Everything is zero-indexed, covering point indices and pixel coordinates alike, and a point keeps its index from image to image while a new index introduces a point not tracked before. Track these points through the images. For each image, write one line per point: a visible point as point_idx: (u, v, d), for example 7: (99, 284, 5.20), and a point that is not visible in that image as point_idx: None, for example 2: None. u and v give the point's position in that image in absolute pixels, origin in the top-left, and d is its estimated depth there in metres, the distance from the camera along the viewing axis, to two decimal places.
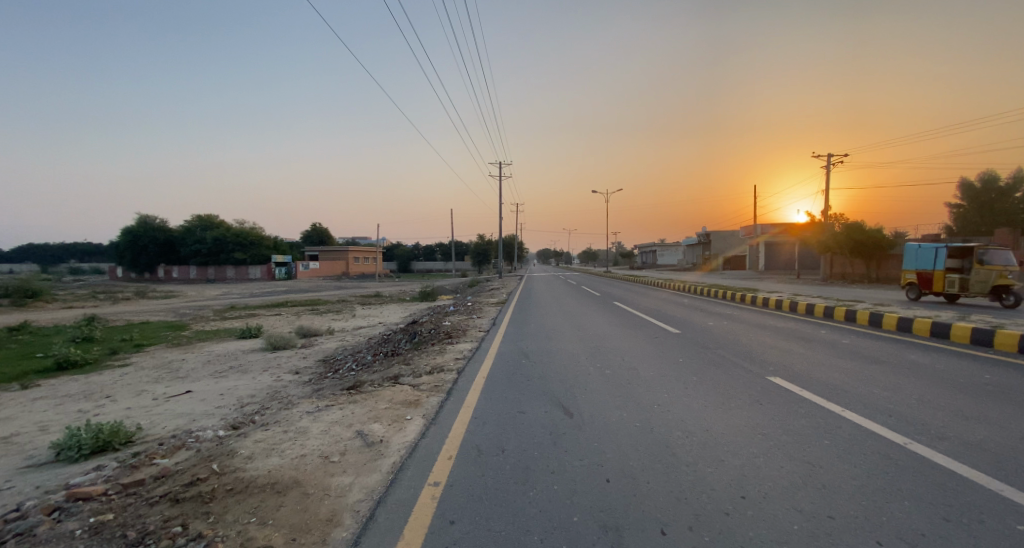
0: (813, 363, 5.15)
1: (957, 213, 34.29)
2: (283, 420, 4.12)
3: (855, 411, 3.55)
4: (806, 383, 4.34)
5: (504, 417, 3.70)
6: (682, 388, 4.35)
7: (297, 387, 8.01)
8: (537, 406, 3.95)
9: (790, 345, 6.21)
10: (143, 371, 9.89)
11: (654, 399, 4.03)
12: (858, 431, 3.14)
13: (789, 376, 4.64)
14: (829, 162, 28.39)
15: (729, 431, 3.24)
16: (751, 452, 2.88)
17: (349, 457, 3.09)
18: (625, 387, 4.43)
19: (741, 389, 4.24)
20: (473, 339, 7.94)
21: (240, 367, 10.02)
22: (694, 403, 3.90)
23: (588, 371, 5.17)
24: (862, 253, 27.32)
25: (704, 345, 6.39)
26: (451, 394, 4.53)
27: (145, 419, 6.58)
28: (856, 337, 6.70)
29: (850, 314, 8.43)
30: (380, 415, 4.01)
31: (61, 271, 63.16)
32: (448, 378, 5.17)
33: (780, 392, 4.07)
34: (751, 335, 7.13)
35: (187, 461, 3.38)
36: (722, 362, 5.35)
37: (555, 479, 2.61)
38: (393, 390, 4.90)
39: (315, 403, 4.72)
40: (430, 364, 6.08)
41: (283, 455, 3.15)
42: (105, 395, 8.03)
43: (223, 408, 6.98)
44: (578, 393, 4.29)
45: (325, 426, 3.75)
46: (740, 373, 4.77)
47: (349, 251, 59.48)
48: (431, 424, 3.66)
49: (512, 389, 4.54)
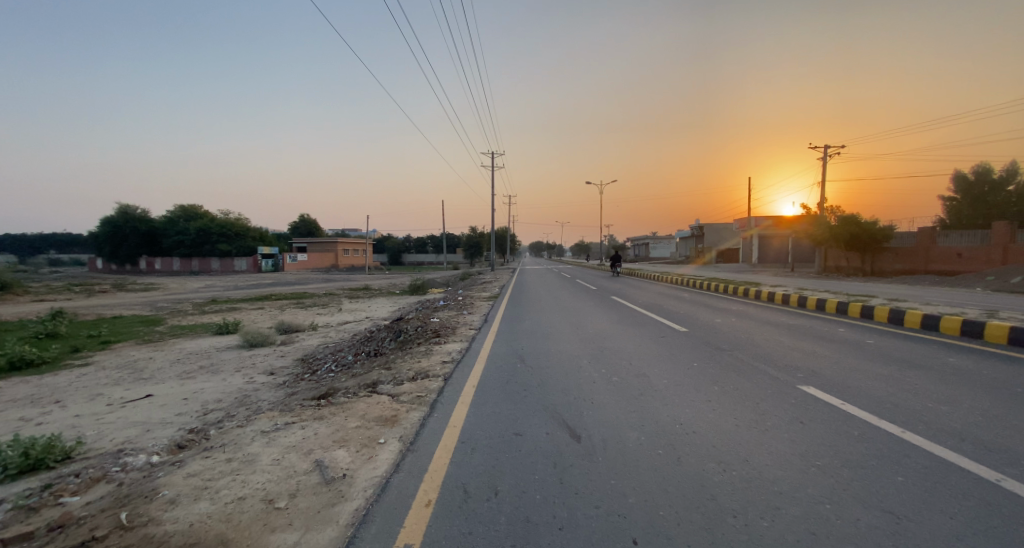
0: (846, 369, 4.58)
1: (951, 206, 34.42)
2: (231, 442, 3.42)
3: (919, 433, 2.98)
4: (847, 396, 3.76)
5: (497, 441, 3.06)
6: (704, 401, 3.74)
7: (268, 391, 7.26)
8: (537, 426, 3.31)
9: (811, 345, 5.68)
10: (104, 371, 9.06)
11: (674, 415, 3.43)
12: (934, 463, 2.56)
13: (824, 385, 4.06)
14: (825, 155, 28.38)
15: (774, 462, 2.64)
16: (812, 495, 2.28)
17: (300, 501, 2.42)
18: (637, 400, 3.81)
19: (772, 402, 3.65)
20: (462, 338, 7.29)
21: (211, 367, 9.25)
22: (723, 421, 3.28)
23: (592, 379, 4.55)
24: (856, 246, 27.26)
25: (716, 346, 5.81)
26: (435, 408, 3.88)
27: (94, 429, 5.82)
28: (879, 336, 6.18)
29: (867, 311, 7.89)
30: (348, 437, 3.32)
31: (39, 262, 61.36)
32: (432, 387, 4.51)
33: (820, 408, 3.48)
34: (765, 334, 6.58)
35: (98, 503, 2.67)
36: (740, 366, 4.78)
37: (564, 540, 1.97)
38: (369, 402, 4.22)
39: (276, 417, 4.02)
40: (414, 368, 5.43)
41: (215, 499, 2.46)
42: (54, 399, 7.22)
43: (184, 416, 6.24)
44: (584, 407, 3.68)
45: (279, 453, 3.06)
46: (765, 382, 4.18)
47: (338, 242, 58.14)
48: (409, 452, 3.00)
49: (509, 401, 3.93)
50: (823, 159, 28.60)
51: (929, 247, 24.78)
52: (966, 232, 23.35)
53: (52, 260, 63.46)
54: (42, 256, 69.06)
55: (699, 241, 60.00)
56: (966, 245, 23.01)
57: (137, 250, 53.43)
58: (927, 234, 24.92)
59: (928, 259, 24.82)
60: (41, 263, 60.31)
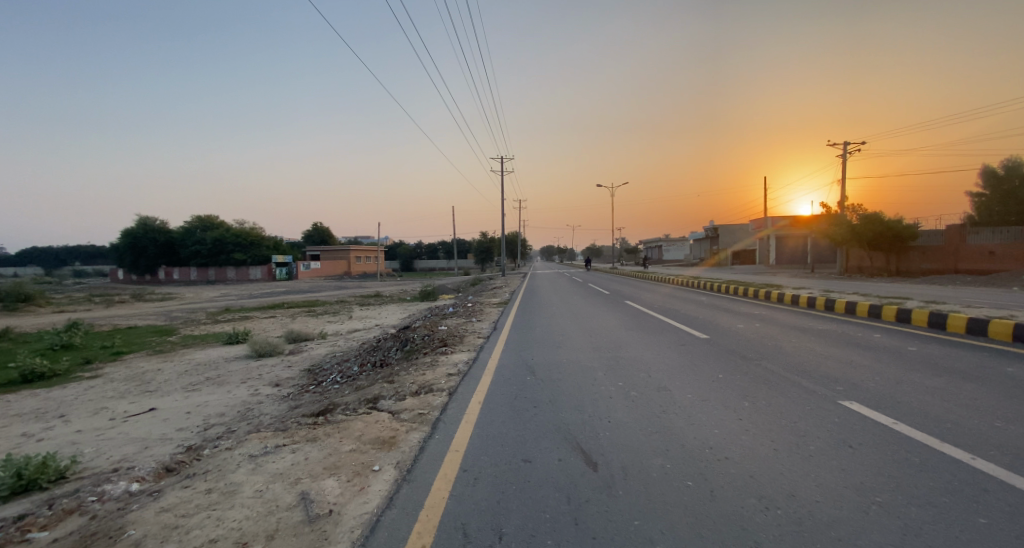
0: (892, 381, 4.13)
1: (979, 202, 33.04)
2: (216, 468, 3.16)
3: (992, 460, 2.56)
4: (897, 413, 3.34)
5: (503, 470, 2.73)
6: (736, 421, 3.34)
7: (272, 404, 7.03)
8: (548, 451, 2.97)
9: (845, 354, 5.24)
10: (111, 383, 8.99)
11: (702, 437, 3.06)
12: (1019, 500, 2.15)
13: (869, 400, 3.63)
14: (845, 152, 27.41)
15: (826, 498, 2.26)
16: (877, 542, 1.90)
17: (278, 544, 2.13)
18: (660, 419, 3.45)
19: (813, 421, 3.24)
20: (470, 348, 6.98)
21: (217, 379, 9.10)
22: (759, 446, 2.89)
23: (609, 393, 4.19)
24: (880, 245, 26.27)
25: (742, 356, 5.39)
26: (438, 428, 3.56)
27: (92, 446, 5.65)
28: (921, 342, 5.68)
29: (904, 315, 7.36)
30: (341, 463, 3.02)
31: (66, 273, 63.41)
32: (436, 404, 4.20)
33: (868, 429, 3.07)
34: (794, 341, 6.12)
35: (63, 542, 2.42)
36: (772, 378, 4.36)
37: None
38: (367, 421, 3.92)
39: (269, 438, 3.76)
40: (418, 382, 5.12)
41: (183, 542, 2.18)
42: (58, 414, 7.10)
43: (185, 432, 6.05)
44: (601, 428, 3.32)
45: (263, 483, 2.78)
46: (802, 397, 3.77)
47: (350, 250, 58.50)
48: (404, 482, 2.69)
49: (517, 420, 3.60)
50: (844, 157, 27.54)
51: (959, 245, 23.78)
52: (999, 229, 22.31)
53: (76, 271, 65.35)
54: (68, 267, 71.32)
55: (713, 242, 58.83)
56: (999, 243, 21.99)
57: (156, 260, 54.61)
58: (956, 231, 23.91)
59: (958, 258, 23.83)
60: (64, 274, 61.94)
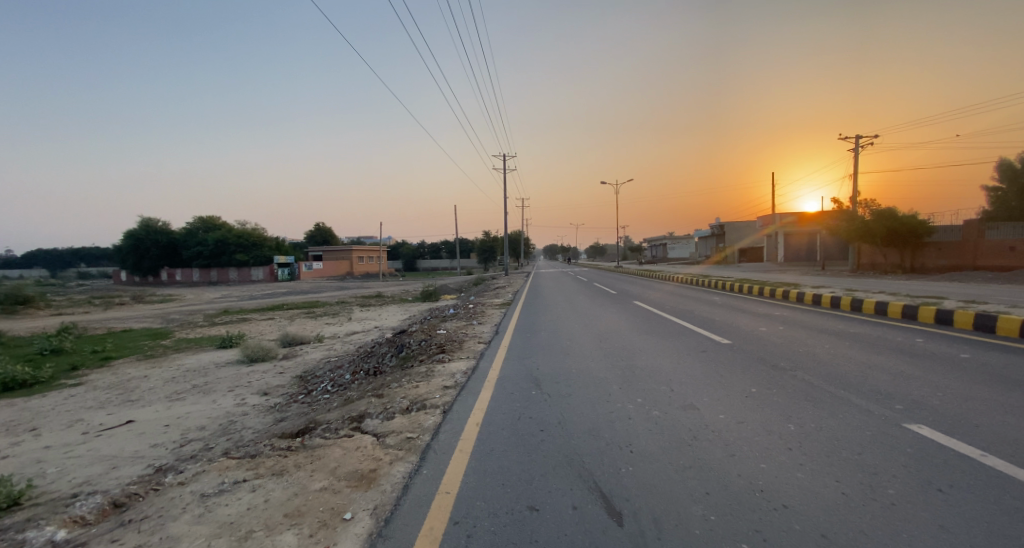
0: (962, 398, 3.52)
1: (995, 196, 32.12)
2: (158, 512, 2.62)
3: None
4: (982, 441, 2.75)
5: (506, 522, 2.19)
6: (788, 452, 2.76)
7: (257, 416, 6.50)
8: (559, 496, 2.41)
9: (891, 363, 4.63)
10: (93, 392, 8.50)
11: (750, 476, 2.50)
12: None
13: (941, 424, 3.04)
14: (857, 146, 26.68)
15: None
16: None
17: None
18: (691, 448, 2.89)
19: (883, 454, 2.65)
20: (470, 355, 6.44)
21: (204, 387, 8.57)
22: (822, 489, 2.32)
23: (627, 413, 3.63)
24: (894, 241, 25.38)
25: (773, 365, 4.82)
26: (429, 459, 3.01)
27: (55, 466, 5.13)
28: (972, 348, 5.09)
29: (944, 317, 6.74)
30: (306, 508, 2.48)
31: (72, 276, 64.04)
32: (427, 426, 3.64)
33: (953, 463, 2.49)
34: (828, 346, 5.53)
35: None
36: (815, 393, 3.79)
37: None
38: (346, 447, 3.38)
39: (232, 468, 3.22)
40: (410, 396, 4.58)
41: None
42: (28, 427, 6.62)
43: (159, 449, 5.54)
44: (622, 461, 2.76)
45: (205, 539, 2.23)
46: (859, 419, 3.19)
47: (353, 250, 58.27)
48: (379, 540, 2.12)
49: (521, 450, 3.04)
50: (856, 151, 26.75)
51: (977, 241, 22.98)
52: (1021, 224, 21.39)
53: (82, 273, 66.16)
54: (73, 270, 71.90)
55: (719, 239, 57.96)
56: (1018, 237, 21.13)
57: (160, 262, 54.66)
58: (974, 227, 23.22)
59: (976, 254, 23.02)
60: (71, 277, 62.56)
